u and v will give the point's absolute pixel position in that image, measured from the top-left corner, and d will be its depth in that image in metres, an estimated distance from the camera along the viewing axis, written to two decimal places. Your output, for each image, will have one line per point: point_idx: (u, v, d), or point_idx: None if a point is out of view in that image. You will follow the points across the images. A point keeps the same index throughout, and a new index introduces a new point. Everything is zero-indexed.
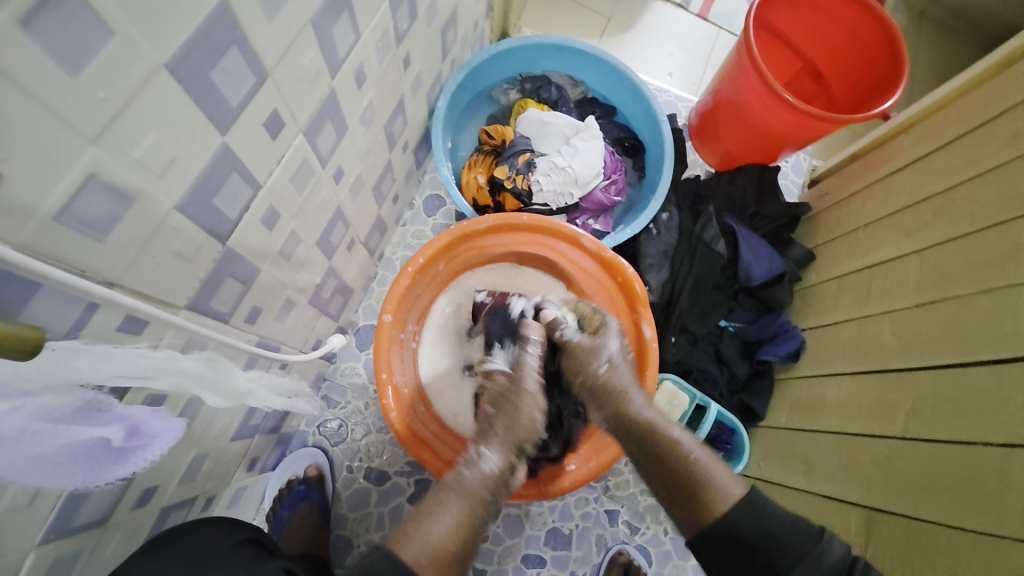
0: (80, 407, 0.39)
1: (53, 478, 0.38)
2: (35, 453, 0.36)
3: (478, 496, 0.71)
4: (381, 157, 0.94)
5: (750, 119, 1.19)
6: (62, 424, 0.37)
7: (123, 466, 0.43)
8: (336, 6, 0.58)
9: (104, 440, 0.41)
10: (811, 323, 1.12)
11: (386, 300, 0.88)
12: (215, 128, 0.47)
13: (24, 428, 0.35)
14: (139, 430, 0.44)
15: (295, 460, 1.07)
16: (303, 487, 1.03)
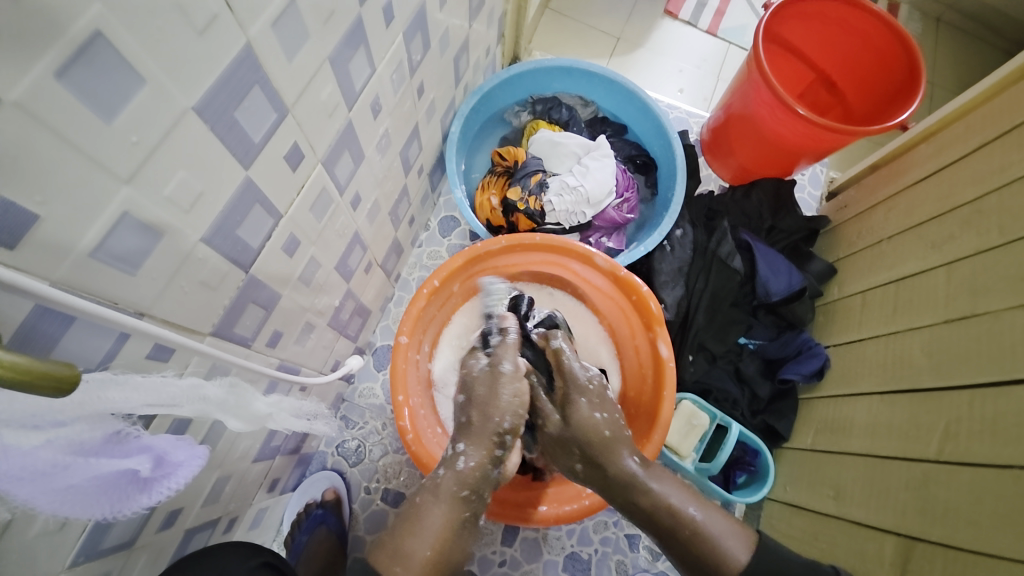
0: (104, 439, 0.41)
1: (79, 508, 0.39)
2: (63, 485, 0.37)
3: (456, 496, 0.70)
4: (397, 182, 0.97)
5: (763, 133, 1.18)
6: (87, 456, 0.39)
7: (148, 496, 0.44)
8: (353, 42, 0.61)
9: (128, 471, 0.42)
10: (835, 339, 1.09)
11: (401, 322, 0.90)
12: (239, 163, 0.49)
13: (52, 461, 0.36)
14: (163, 460, 0.45)
15: (313, 483, 1.07)
16: (320, 511, 1.04)
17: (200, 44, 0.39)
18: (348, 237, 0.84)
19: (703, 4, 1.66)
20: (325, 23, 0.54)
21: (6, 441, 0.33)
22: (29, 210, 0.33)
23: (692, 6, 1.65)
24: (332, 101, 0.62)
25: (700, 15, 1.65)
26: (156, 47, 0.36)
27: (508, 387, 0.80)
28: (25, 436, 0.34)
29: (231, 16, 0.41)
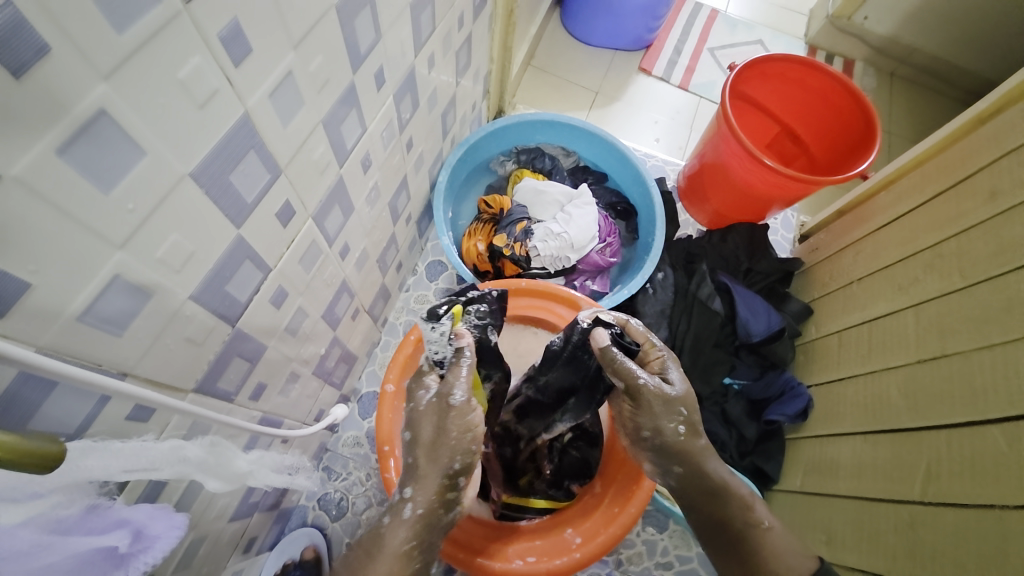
0: (81, 514, 0.39)
1: None
2: (38, 566, 0.35)
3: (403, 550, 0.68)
4: (385, 230, 0.99)
5: (735, 181, 1.25)
6: (65, 533, 0.37)
7: (123, 575, 0.42)
8: (346, 106, 0.65)
9: (106, 548, 0.40)
10: (816, 379, 1.11)
11: (388, 370, 0.90)
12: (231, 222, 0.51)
13: (32, 541, 0.35)
14: (141, 533, 0.43)
15: (291, 541, 1.00)
16: (297, 573, 0.97)
17: (199, 116, 0.42)
18: (336, 285, 0.85)
19: (674, 62, 1.79)
20: (320, 90, 0.57)
21: None
22: (21, 279, 0.34)
23: (665, 64, 1.78)
24: (324, 159, 0.64)
25: (672, 72, 1.77)
26: (157, 121, 0.38)
27: (457, 422, 0.70)
28: (4, 512, 0.34)
29: (229, 90, 0.44)
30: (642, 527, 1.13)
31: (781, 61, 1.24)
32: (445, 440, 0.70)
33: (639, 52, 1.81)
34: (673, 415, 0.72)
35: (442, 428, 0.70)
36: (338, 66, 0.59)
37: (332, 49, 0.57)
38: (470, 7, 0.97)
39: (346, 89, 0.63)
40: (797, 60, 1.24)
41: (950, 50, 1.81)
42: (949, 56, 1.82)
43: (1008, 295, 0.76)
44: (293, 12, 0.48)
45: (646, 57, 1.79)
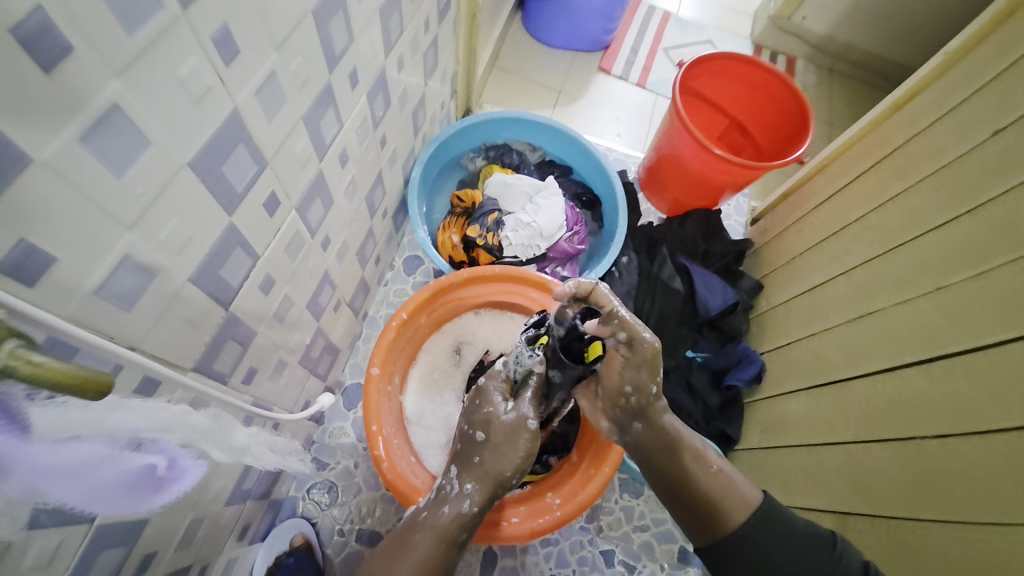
0: (130, 440, 0.44)
1: (106, 503, 0.42)
2: (96, 478, 0.40)
3: (453, 538, 0.74)
4: (363, 224, 1.04)
5: (689, 170, 1.35)
6: (119, 451, 0.42)
7: (160, 495, 0.47)
8: (323, 104, 0.70)
9: (149, 469, 0.45)
10: (767, 346, 1.21)
11: (372, 355, 0.94)
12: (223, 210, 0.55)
13: (92, 454, 0.40)
14: (175, 462, 0.49)
15: (281, 532, 1.03)
16: (292, 559, 0.99)
17: (196, 111, 0.46)
18: (318, 276, 0.89)
19: (631, 61, 1.90)
20: (299, 89, 0.62)
21: (55, 434, 0.37)
22: (47, 254, 0.37)
23: (622, 63, 1.88)
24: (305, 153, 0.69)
25: (629, 70, 1.88)
26: (161, 115, 0.43)
27: (529, 441, 0.79)
28: (65, 432, 0.37)
29: (221, 88, 0.48)
30: (619, 494, 1.21)
31: (724, 58, 1.35)
32: (511, 451, 0.78)
33: (598, 52, 1.90)
34: (654, 376, 0.83)
35: (511, 442, 0.79)
36: (315, 66, 0.64)
37: (309, 50, 0.62)
38: (435, 12, 1.03)
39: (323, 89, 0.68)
40: (739, 57, 1.35)
41: (883, 46, 1.96)
42: (882, 52, 1.98)
43: (918, 256, 0.88)
44: (275, 17, 0.53)
45: (605, 57, 1.89)
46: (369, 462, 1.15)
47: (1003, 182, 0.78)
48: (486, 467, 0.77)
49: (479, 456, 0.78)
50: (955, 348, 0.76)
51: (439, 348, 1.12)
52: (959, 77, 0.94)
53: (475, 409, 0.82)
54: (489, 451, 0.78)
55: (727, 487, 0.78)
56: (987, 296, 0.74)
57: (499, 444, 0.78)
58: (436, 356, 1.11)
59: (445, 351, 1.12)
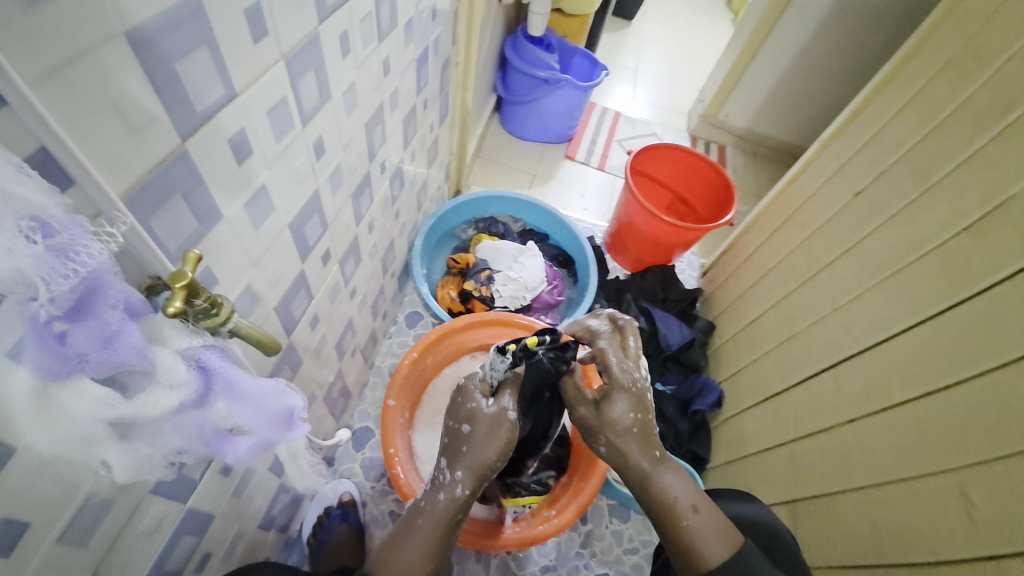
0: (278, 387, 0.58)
1: (268, 433, 0.56)
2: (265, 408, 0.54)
3: (447, 521, 0.86)
4: (378, 280, 1.24)
5: (643, 234, 1.64)
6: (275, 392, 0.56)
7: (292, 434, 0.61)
8: (363, 185, 0.94)
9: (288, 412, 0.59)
10: (723, 374, 1.43)
11: (389, 389, 1.10)
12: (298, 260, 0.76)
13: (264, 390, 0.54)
14: (298, 411, 0.63)
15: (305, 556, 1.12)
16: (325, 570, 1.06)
17: (297, 190, 0.68)
18: (346, 321, 1.08)
19: (591, 150, 2.29)
20: (352, 175, 0.86)
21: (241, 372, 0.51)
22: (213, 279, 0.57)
23: (584, 152, 2.27)
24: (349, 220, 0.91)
25: (590, 157, 2.26)
26: (281, 192, 0.64)
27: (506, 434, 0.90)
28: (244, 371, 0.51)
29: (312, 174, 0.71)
30: (608, 519, 1.32)
31: (663, 148, 1.71)
32: (491, 440, 0.90)
33: (564, 143, 2.29)
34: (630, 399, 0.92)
35: (492, 432, 0.90)
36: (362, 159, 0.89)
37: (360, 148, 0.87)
38: (437, 118, 1.34)
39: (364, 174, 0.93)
40: (675, 146, 1.71)
41: (792, 136, 2.43)
42: (792, 140, 2.44)
43: (820, 288, 1.15)
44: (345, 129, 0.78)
45: (569, 147, 2.27)
46: (377, 499, 1.24)
47: (864, 230, 1.08)
48: (473, 456, 0.89)
49: (467, 445, 0.90)
50: (851, 351, 0.99)
51: (444, 385, 1.28)
52: (831, 160, 1.29)
53: (460, 406, 0.95)
54: (474, 442, 0.90)
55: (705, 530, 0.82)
56: (866, 311, 1.00)
57: (482, 434, 0.90)
58: (441, 393, 1.27)
59: (449, 388, 1.28)
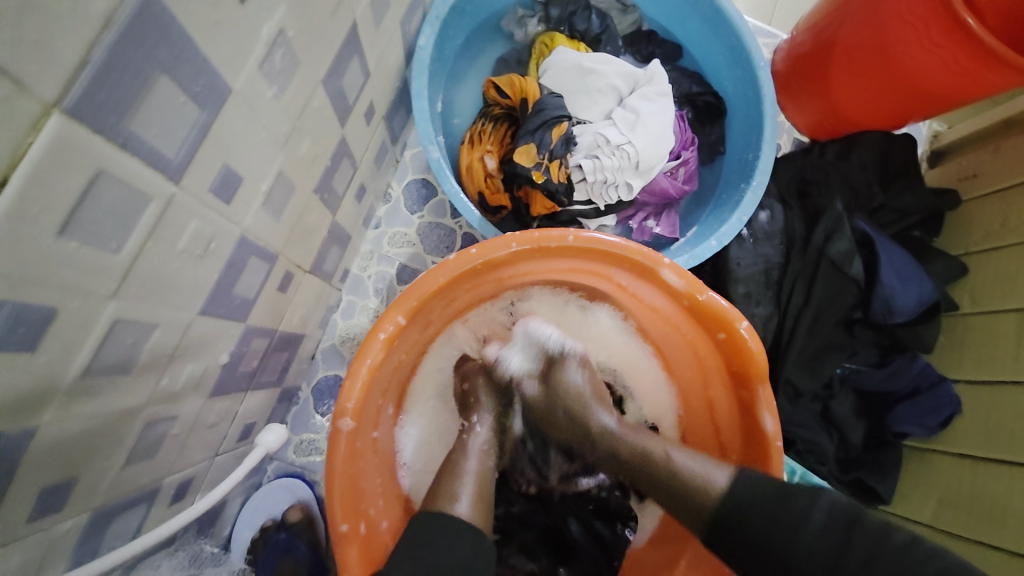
0: None
1: None
2: None
3: None
4: (326, 125, 0.54)
5: (895, 64, 0.77)
6: None
7: None
8: (141, 79, 0.29)
9: None
10: (982, 376, 0.78)
11: (340, 395, 0.51)
12: (122, 217, 0.31)
13: None
14: None
15: (266, 501, 0.74)
16: (285, 537, 0.72)
17: None
18: (146, 408, 0.41)
19: None
20: (33, 103, 0.24)
21: None
22: None
23: None
24: (78, 157, 0.27)
25: None
26: None
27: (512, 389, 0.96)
28: None
29: (19, 98, 0.23)
30: None
31: None
32: None
33: None
34: None
35: None
36: (110, 74, 0.27)
37: (79, 89, 0.25)
38: None
39: (134, 73, 0.28)
40: None
41: None
42: None
43: None
44: (44, 37, 0.23)
45: None
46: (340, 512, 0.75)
47: None
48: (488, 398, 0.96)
49: None
50: None
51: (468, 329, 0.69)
52: None
53: None
54: None
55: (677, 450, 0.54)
56: None
57: None
58: (458, 341, 0.68)
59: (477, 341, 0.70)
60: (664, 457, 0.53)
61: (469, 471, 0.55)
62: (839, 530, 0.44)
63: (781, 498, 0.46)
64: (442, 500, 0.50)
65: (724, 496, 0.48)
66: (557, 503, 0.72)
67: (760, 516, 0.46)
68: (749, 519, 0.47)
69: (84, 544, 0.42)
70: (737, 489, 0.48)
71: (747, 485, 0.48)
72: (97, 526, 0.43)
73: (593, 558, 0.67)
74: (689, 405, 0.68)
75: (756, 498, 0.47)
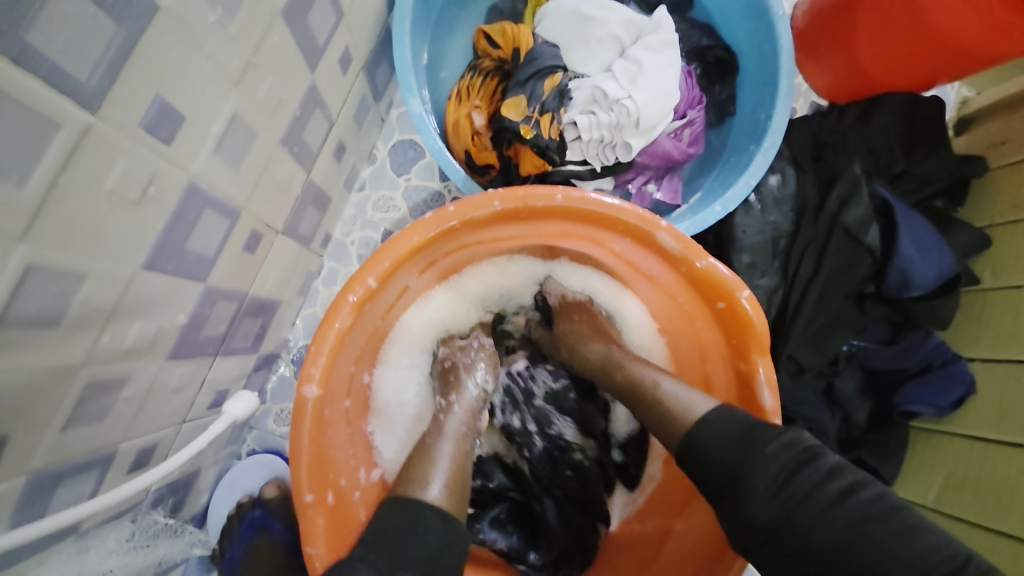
0: None
1: None
2: None
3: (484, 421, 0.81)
4: (290, 68, 0.49)
5: (925, 19, 0.71)
6: None
7: None
8: None
9: None
10: (999, 354, 0.73)
11: (308, 357, 0.48)
12: (25, 144, 0.29)
13: None
14: None
15: (241, 475, 0.71)
16: (259, 514, 0.68)
17: None
18: (85, 367, 0.39)
19: None
20: None
21: None
22: None
23: None
24: None
25: None
26: None
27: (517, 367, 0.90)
28: None
29: None
30: None
31: None
32: None
33: None
34: None
35: None
36: None
37: None
38: None
39: None
40: None
41: None
42: None
43: None
44: None
45: None
46: None
47: None
48: None
49: None
50: None
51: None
52: None
53: None
54: None
55: (674, 383, 0.51)
56: None
57: None
58: (447, 308, 0.64)
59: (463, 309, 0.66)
60: (657, 396, 0.51)
61: (443, 456, 0.49)
62: (789, 465, 0.41)
63: (747, 437, 0.44)
64: (412, 485, 0.46)
65: (698, 429, 0.46)
66: (532, 482, 0.68)
67: (720, 456, 0.44)
68: (711, 456, 0.44)
69: (29, 505, 0.40)
70: (704, 424, 0.46)
71: (719, 425, 0.45)
72: (44, 487, 0.41)
73: (567, 545, 0.63)
74: (683, 382, 0.64)
75: (718, 441, 0.44)
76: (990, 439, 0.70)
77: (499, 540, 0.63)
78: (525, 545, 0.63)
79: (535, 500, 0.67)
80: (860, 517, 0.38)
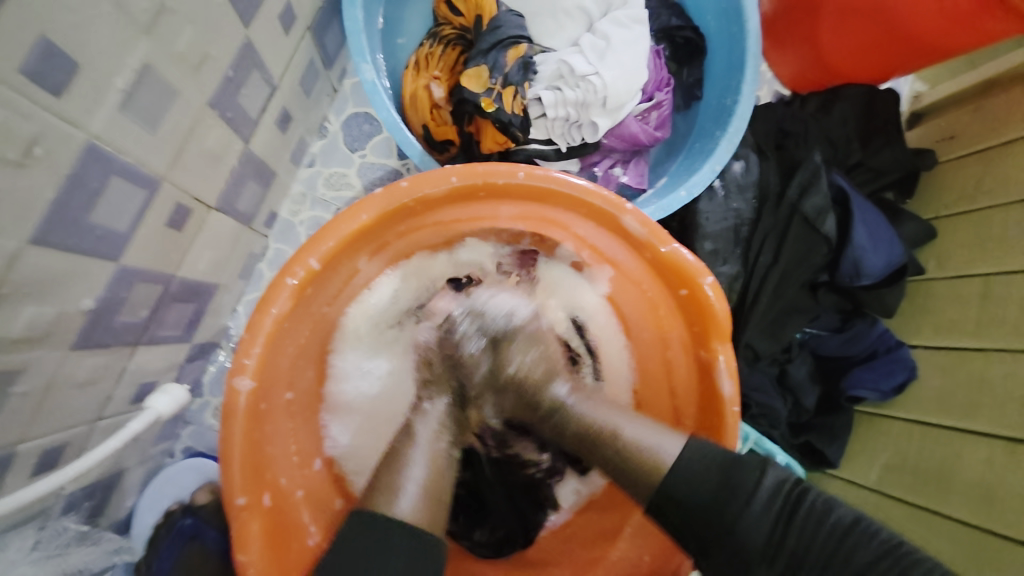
0: None
1: None
2: None
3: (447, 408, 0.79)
4: (216, 18, 0.43)
5: (887, 7, 0.71)
6: None
7: None
8: None
9: None
10: (940, 341, 0.76)
11: (241, 345, 0.43)
12: None
13: None
14: None
15: (171, 478, 0.64)
16: (191, 522, 0.60)
17: None
18: None
19: None
20: None
21: None
22: None
23: None
24: None
25: None
26: None
27: None
28: None
29: None
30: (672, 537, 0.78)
31: None
32: None
33: None
34: None
35: None
36: None
37: None
38: None
39: None
40: None
41: None
42: None
43: None
44: None
45: None
46: None
47: None
48: None
49: None
50: None
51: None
52: None
53: None
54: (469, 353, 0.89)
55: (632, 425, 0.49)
56: None
57: None
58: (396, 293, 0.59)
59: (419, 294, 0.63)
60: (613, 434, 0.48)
61: (417, 460, 0.49)
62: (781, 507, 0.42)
63: (726, 475, 0.43)
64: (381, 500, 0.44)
65: (670, 477, 0.44)
66: (490, 479, 0.64)
67: (697, 498, 0.43)
68: (692, 494, 0.43)
69: None
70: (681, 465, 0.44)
71: (697, 464, 0.44)
72: None
73: (510, 528, 0.63)
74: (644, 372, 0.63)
75: (700, 484, 0.43)
76: (929, 423, 0.73)
77: (444, 520, 0.63)
78: (468, 525, 0.63)
79: (490, 492, 0.64)
80: (837, 535, 0.41)
